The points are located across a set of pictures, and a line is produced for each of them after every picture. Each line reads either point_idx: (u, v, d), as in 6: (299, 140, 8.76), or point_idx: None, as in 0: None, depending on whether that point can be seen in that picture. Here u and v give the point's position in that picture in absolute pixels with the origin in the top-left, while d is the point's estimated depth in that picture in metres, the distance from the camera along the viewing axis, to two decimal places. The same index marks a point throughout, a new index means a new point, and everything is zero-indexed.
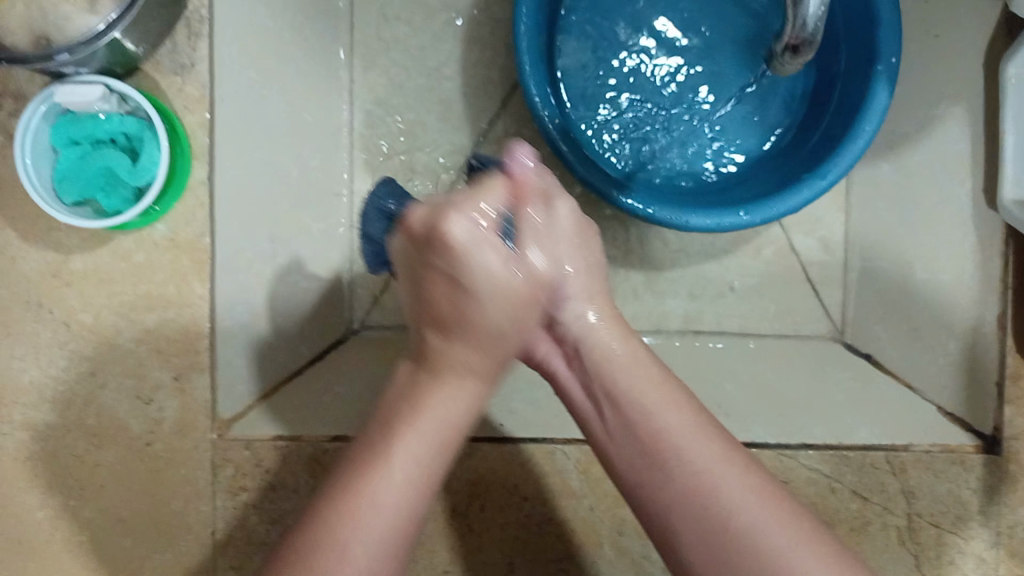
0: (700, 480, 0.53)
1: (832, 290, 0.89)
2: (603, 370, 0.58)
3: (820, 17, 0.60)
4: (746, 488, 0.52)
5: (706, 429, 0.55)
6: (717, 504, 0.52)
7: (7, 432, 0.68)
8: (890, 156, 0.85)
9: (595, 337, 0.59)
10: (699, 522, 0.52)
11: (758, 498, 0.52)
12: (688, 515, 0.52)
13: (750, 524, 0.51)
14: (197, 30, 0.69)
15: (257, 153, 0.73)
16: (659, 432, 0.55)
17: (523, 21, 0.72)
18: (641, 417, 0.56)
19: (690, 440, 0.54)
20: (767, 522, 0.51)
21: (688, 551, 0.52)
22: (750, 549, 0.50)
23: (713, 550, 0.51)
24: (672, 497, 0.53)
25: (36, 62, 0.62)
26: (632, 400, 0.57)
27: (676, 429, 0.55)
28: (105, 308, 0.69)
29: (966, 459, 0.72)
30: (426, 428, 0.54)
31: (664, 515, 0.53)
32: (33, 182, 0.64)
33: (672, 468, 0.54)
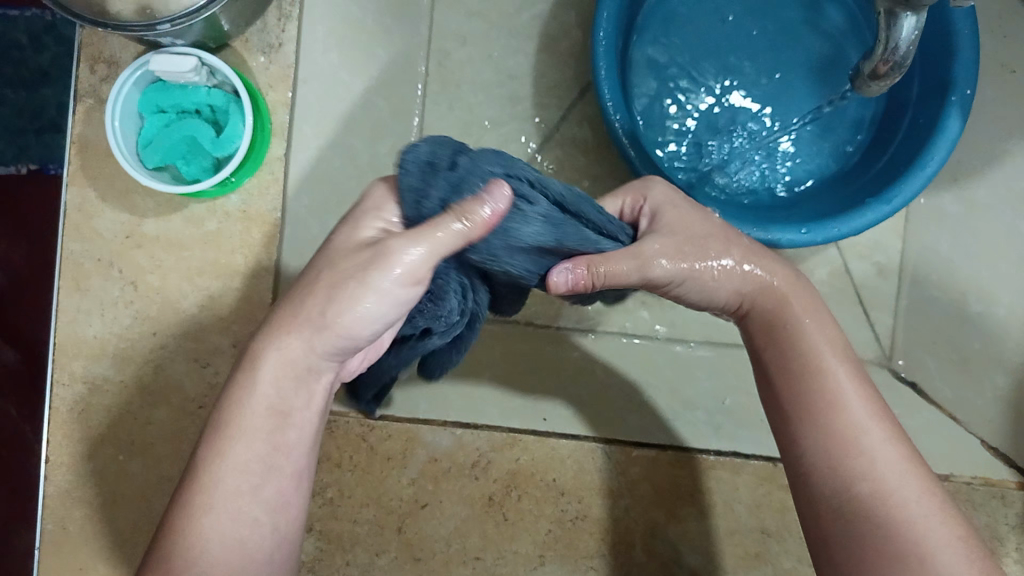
0: (840, 429, 0.48)
1: (883, 315, 0.83)
2: (768, 324, 0.53)
3: (913, 42, 0.60)
4: (887, 449, 0.47)
5: (863, 387, 0.50)
6: (849, 461, 0.47)
7: (70, 384, 0.71)
8: (954, 188, 0.83)
9: (764, 302, 0.54)
10: (830, 472, 0.48)
11: (902, 467, 0.47)
12: (819, 462, 0.48)
13: (881, 485, 0.46)
14: (287, 13, 0.76)
15: (327, 135, 0.76)
16: (809, 381, 0.50)
17: (603, 26, 0.73)
18: (782, 357, 0.52)
19: (841, 389, 0.49)
20: (899, 484, 0.46)
21: (816, 500, 0.48)
22: (877, 508, 0.46)
23: (837, 503, 0.47)
24: (809, 447, 0.49)
25: (136, 30, 0.64)
26: (792, 343, 0.52)
27: (822, 369, 0.50)
28: (173, 271, 0.72)
29: (1006, 494, 0.74)
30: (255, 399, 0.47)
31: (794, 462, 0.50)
32: (121, 145, 0.68)
33: (814, 408, 0.49)
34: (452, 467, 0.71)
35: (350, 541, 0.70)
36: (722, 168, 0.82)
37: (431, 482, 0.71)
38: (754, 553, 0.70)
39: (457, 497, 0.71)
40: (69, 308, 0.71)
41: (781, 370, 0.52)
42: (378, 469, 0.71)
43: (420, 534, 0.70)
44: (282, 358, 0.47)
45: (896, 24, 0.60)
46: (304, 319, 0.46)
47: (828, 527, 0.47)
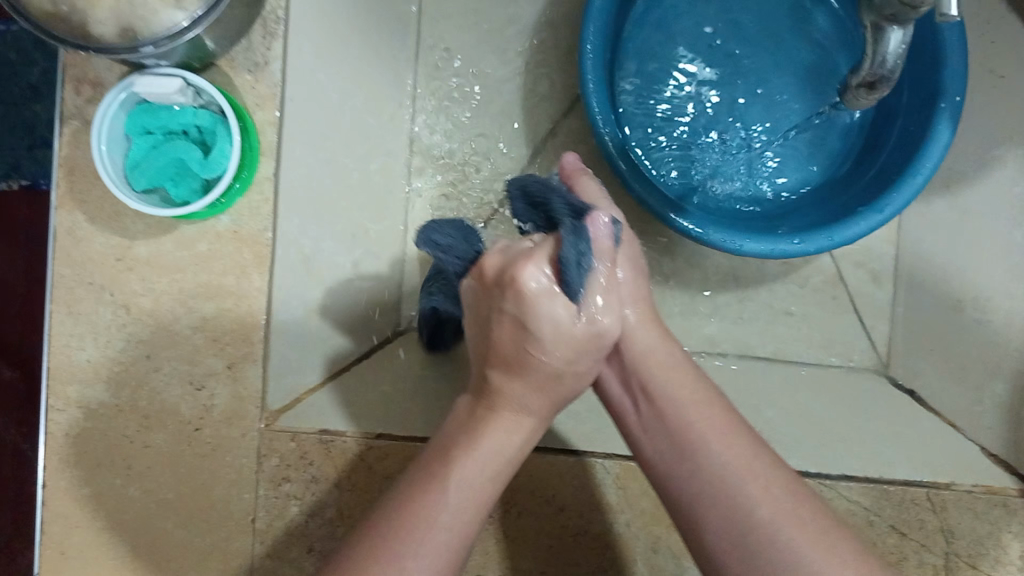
0: (721, 470, 0.56)
1: (878, 322, 0.90)
2: (643, 367, 0.63)
3: (900, 55, 0.60)
4: (766, 479, 0.55)
5: (738, 427, 0.58)
6: (739, 494, 0.54)
7: (63, 409, 0.70)
8: (947, 194, 0.85)
9: (635, 336, 0.64)
10: (726, 512, 0.54)
11: (785, 497, 0.54)
12: (717, 501, 0.55)
13: (772, 515, 0.53)
14: (272, 30, 0.73)
15: (320, 154, 0.76)
16: (700, 433, 0.58)
17: (591, 39, 0.73)
18: (677, 415, 0.60)
19: (721, 434, 0.58)
20: (788, 514, 0.53)
21: (710, 533, 0.55)
22: (769, 537, 0.52)
23: (732, 535, 0.53)
24: (699, 485, 0.56)
25: (119, 53, 0.64)
26: (667, 394, 0.61)
27: (703, 423, 0.59)
28: (165, 294, 0.71)
29: (1009, 502, 0.71)
30: (481, 455, 0.59)
31: (689, 501, 0.57)
32: (108, 168, 0.67)
33: (699, 458, 0.57)
34: None
35: None
36: (713, 178, 0.82)
37: None
38: None
39: None
40: (61, 334, 0.70)
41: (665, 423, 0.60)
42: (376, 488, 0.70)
43: None
44: (461, 484, 0.58)
45: (884, 38, 0.59)
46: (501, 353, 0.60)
47: (722, 557, 0.54)
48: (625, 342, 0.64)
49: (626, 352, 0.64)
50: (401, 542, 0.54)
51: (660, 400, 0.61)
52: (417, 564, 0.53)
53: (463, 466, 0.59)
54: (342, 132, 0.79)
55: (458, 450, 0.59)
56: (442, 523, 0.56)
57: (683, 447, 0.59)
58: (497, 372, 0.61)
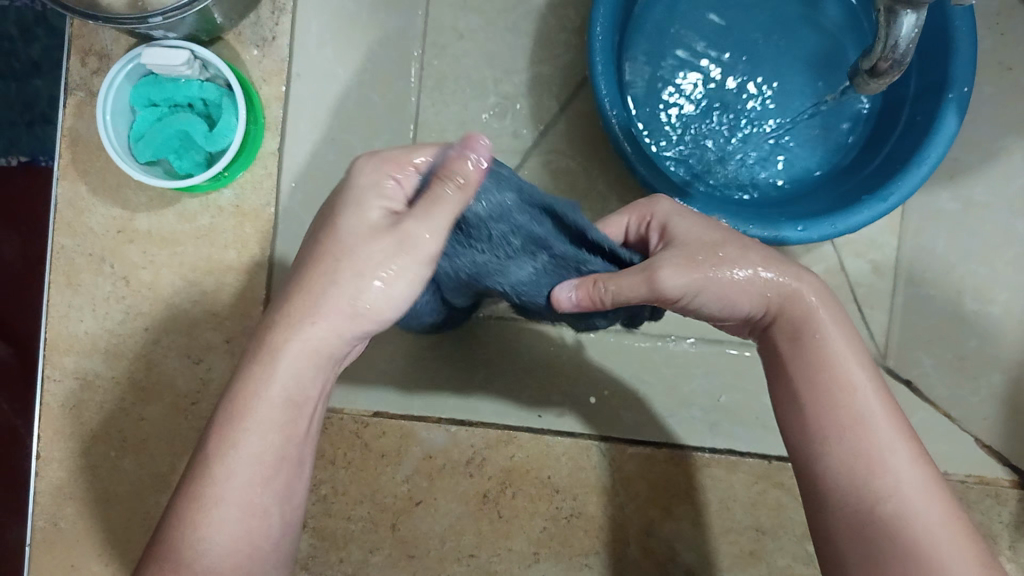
0: (874, 465, 0.46)
1: (877, 313, 0.83)
2: (792, 336, 0.51)
3: (912, 39, 0.60)
4: (920, 480, 0.46)
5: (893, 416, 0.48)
6: (886, 491, 0.46)
7: (59, 379, 0.70)
8: (950, 185, 0.83)
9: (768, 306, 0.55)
10: (854, 506, 0.47)
11: (939, 503, 0.46)
12: (842, 485, 0.47)
13: (902, 510, 0.46)
14: (281, 7, 0.75)
15: (323, 130, 0.76)
16: (833, 406, 0.48)
17: (600, 21, 0.72)
18: (811, 384, 0.49)
19: (877, 419, 0.48)
20: (930, 516, 0.45)
21: (846, 534, 0.47)
22: (907, 557, 0.44)
23: (874, 536, 0.45)
24: (842, 477, 0.47)
25: (128, 24, 0.63)
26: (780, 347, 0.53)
27: (848, 402, 0.48)
28: (166, 267, 0.71)
29: (1001, 492, 0.74)
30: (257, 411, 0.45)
31: (826, 494, 0.48)
32: (111, 138, 0.67)
33: (847, 442, 0.47)
34: (446, 465, 0.71)
35: (345, 540, 0.70)
36: (718, 165, 0.82)
37: (425, 479, 0.71)
38: (749, 551, 0.70)
39: (452, 495, 0.70)
40: (59, 304, 0.71)
41: (804, 397, 0.49)
42: (372, 466, 0.71)
43: (414, 531, 0.70)
44: (307, 348, 0.46)
45: (896, 22, 0.59)
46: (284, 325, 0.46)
47: (851, 561, 0.46)
48: (780, 314, 0.51)
49: (777, 329, 0.52)
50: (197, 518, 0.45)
51: (807, 366, 0.50)
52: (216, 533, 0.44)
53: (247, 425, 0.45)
54: None
55: (233, 404, 0.46)
56: (238, 480, 0.45)
57: (824, 425, 0.48)
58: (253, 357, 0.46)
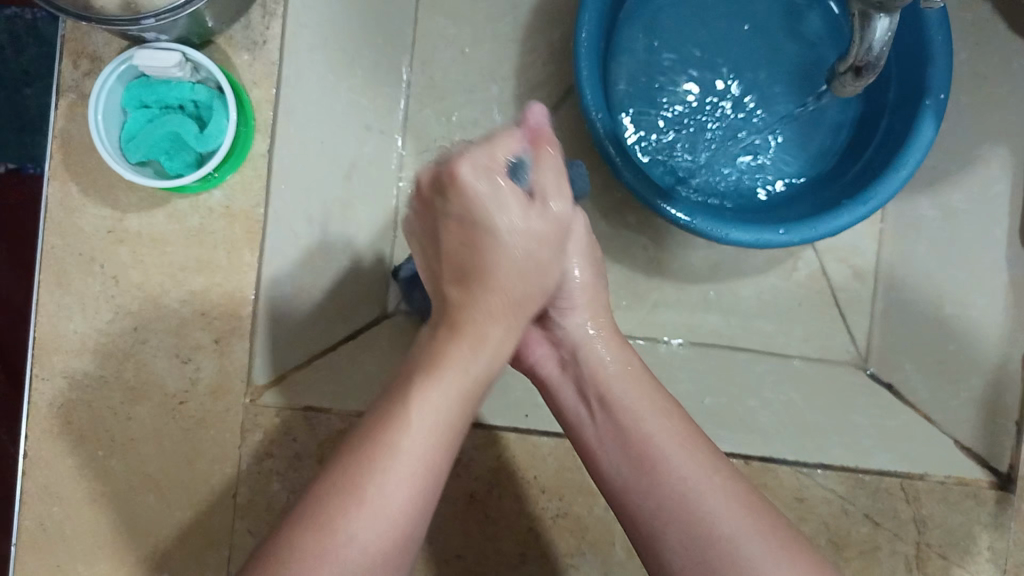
0: (682, 486, 0.56)
1: (860, 318, 0.91)
2: (607, 391, 0.63)
3: (886, 41, 0.63)
4: (732, 503, 0.56)
5: (692, 448, 0.59)
6: (694, 505, 0.56)
7: (48, 379, 0.70)
8: (931, 192, 0.88)
9: (592, 345, 0.66)
10: (686, 527, 0.55)
11: (744, 512, 0.55)
12: (665, 502, 0.57)
13: (735, 535, 0.54)
14: (271, 10, 0.73)
15: (314, 133, 0.77)
16: (650, 440, 0.59)
17: (585, 29, 0.74)
18: (631, 422, 0.61)
19: (682, 451, 0.58)
20: (750, 535, 0.54)
21: (667, 549, 0.56)
22: (732, 556, 0.53)
23: (688, 546, 0.55)
24: (660, 505, 0.57)
25: (120, 25, 0.64)
26: (623, 402, 0.62)
27: (661, 437, 0.59)
28: (155, 268, 0.72)
29: (980, 493, 0.73)
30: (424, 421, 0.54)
31: (647, 517, 0.57)
32: (103, 139, 0.68)
33: (664, 471, 0.58)
34: None
35: None
36: (702, 171, 0.84)
37: None
38: None
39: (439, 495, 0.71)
40: (48, 304, 0.71)
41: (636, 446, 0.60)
42: None
43: None
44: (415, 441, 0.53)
45: (869, 27, 0.62)
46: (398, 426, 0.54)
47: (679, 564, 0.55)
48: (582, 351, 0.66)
49: (583, 362, 0.66)
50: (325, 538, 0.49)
51: (625, 415, 0.62)
52: (378, 503, 0.51)
53: (419, 424, 0.54)
54: (336, 112, 0.80)
55: (397, 420, 0.54)
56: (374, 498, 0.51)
57: (643, 461, 0.59)
58: (453, 288, 0.60)
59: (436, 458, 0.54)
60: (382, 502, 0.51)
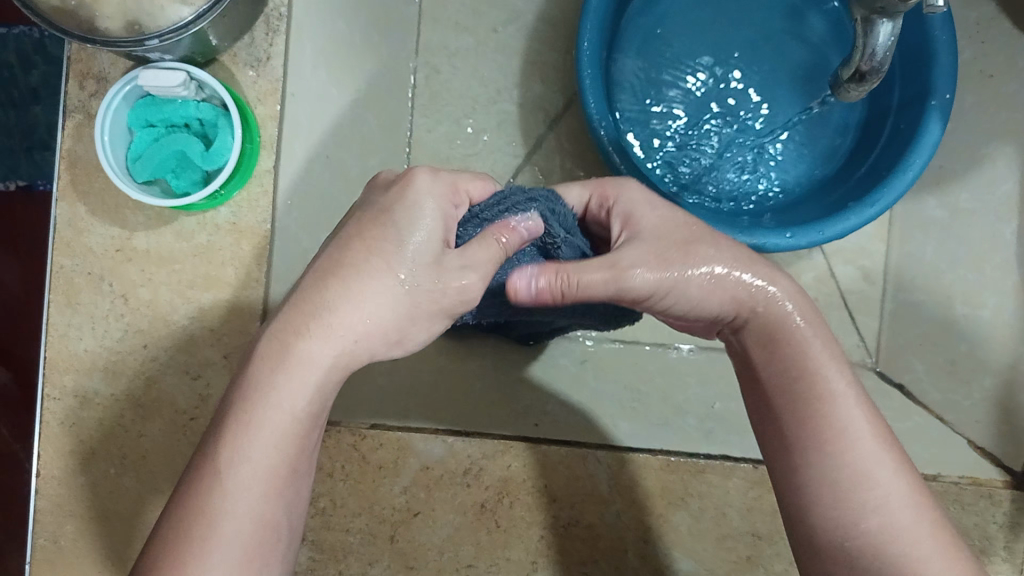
0: (842, 470, 0.49)
1: (869, 319, 0.87)
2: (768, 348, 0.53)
3: (889, 48, 0.63)
4: (891, 488, 0.48)
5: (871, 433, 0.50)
6: (849, 500, 0.48)
7: (60, 398, 0.71)
8: (936, 192, 0.86)
9: (754, 310, 0.53)
10: (837, 518, 0.48)
11: (905, 505, 0.48)
12: (816, 492, 0.49)
13: (883, 526, 0.48)
14: (275, 28, 0.76)
15: (319, 149, 0.77)
16: (809, 417, 0.50)
17: (588, 38, 0.74)
18: (787, 398, 0.51)
19: (859, 435, 0.49)
20: (901, 527, 0.48)
21: (814, 536, 0.49)
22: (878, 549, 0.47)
23: (833, 537, 0.48)
24: (807, 485, 0.50)
25: (125, 46, 0.65)
26: (784, 368, 0.52)
27: (823, 414, 0.50)
28: (164, 285, 0.72)
29: (996, 494, 0.74)
30: (266, 429, 0.46)
31: (797, 497, 0.50)
32: (110, 159, 0.68)
33: (824, 454, 0.49)
34: (445, 475, 0.71)
35: (344, 552, 0.70)
36: (707, 177, 0.84)
37: (424, 490, 0.71)
38: (746, 557, 0.71)
39: (449, 505, 0.71)
40: (59, 324, 0.71)
41: (795, 419, 0.50)
42: (370, 478, 0.71)
43: (413, 542, 0.70)
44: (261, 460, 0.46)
45: (873, 31, 0.62)
46: (247, 421, 0.46)
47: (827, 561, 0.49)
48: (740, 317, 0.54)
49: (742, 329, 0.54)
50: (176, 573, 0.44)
51: (784, 384, 0.51)
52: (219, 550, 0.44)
53: (244, 462, 0.46)
54: (340, 126, 0.79)
55: (239, 427, 0.46)
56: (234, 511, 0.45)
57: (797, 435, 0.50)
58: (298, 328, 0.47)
59: (273, 493, 0.46)
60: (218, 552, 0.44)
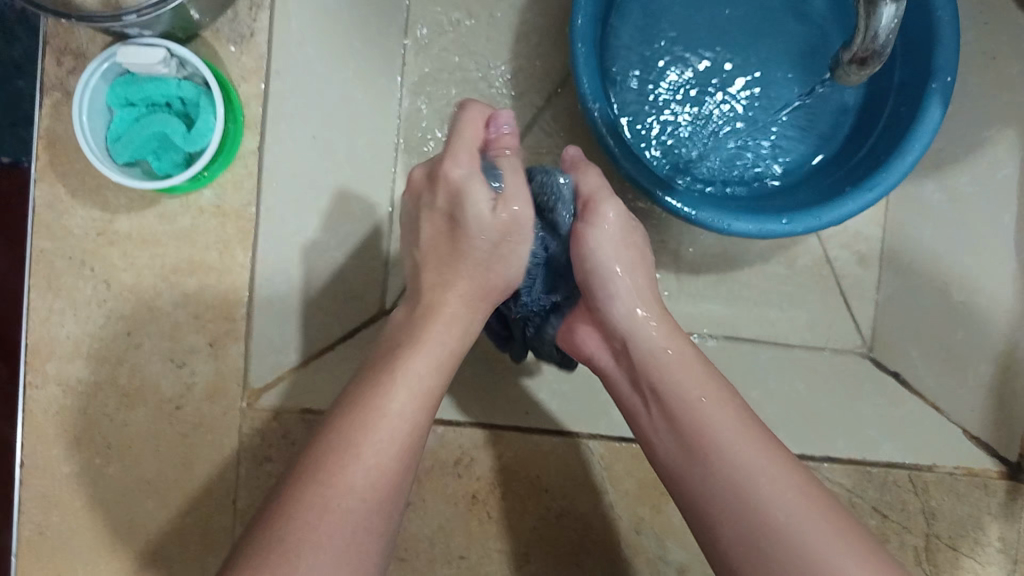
0: (737, 469, 0.53)
1: (864, 305, 0.87)
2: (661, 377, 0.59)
3: (891, 30, 0.61)
4: (789, 487, 0.52)
5: (750, 432, 0.55)
6: (754, 492, 0.52)
7: (42, 386, 0.69)
8: (935, 176, 0.85)
9: (638, 336, 0.62)
10: (741, 513, 0.51)
11: (803, 503, 0.51)
12: (721, 491, 0.53)
13: (788, 518, 0.50)
14: (258, 2, 0.73)
15: (306, 126, 0.75)
16: (705, 428, 0.55)
17: (582, 15, 0.72)
18: (693, 422, 0.56)
19: (734, 438, 0.54)
20: (803, 520, 0.50)
21: (724, 540, 0.52)
22: (783, 541, 0.50)
23: (750, 544, 0.50)
24: (712, 490, 0.53)
25: (100, 22, 0.62)
26: (677, 394, 0.58)
27: (721, 426, 0.55)
28: (147, 269, 0.70)
29: (988, 484, 0.76)
30: (411, 375, 0.56)
31: (701, 506, 0.54)
32: (88, 139, 0.66)
33: (722, 471, 0.53)
34: (435, 466, 0.70)
35: None
36: (702, 159, 0.82)
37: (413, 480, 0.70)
38: None
39: (440, 495, 0.70)
40: (39, 309, 0.69)
41: (693, 429, 0.56)
42: None
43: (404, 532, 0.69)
44: (426, 362, 0.57)
45: (876, 14, 0.60)
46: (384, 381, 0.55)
47: (741, 565, 0.51)
48: (632, 339, 0.61)
49: (634, 350, 0.61)
50: (302, 507, 0.49)
51: (679, 402, 0.57)
52: (343, 509, 0.49)
53: (384, 423, 0.53)
54: (327, 104, 0.76)
55: (386, 373, 0.56)
56: (356, 473, 0.51)
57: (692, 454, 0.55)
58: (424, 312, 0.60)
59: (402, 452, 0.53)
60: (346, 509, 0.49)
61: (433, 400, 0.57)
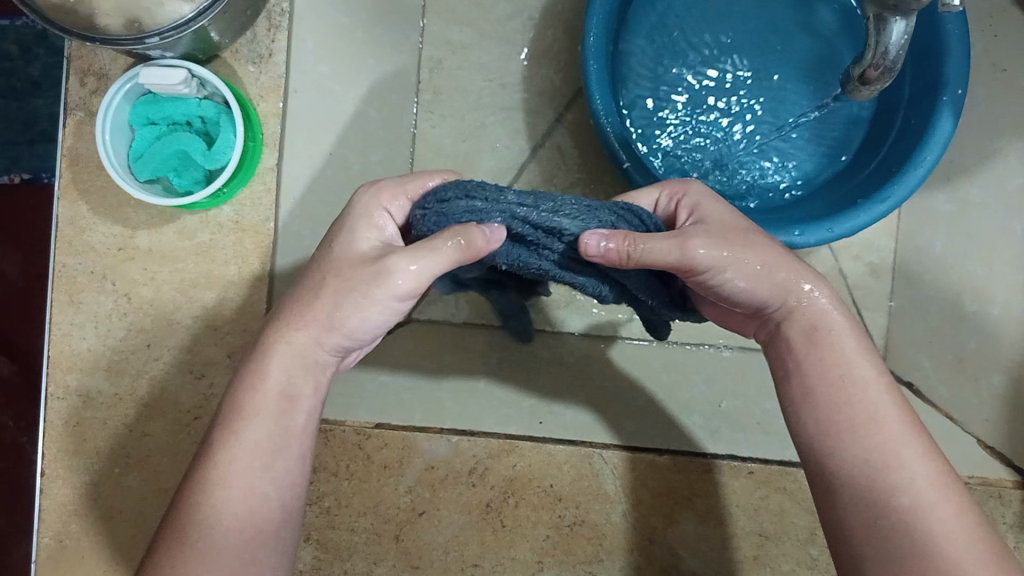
0: (871, 449, 0.48)
1: (877, 315, 0.84)
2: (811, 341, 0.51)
3: (902, 46, 0.62)
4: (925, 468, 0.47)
5: (899, 410, 0.49)
6: (882, 472, 0.47)
7: (63, 398, 0.71)
8: (946, 188, 0.84)
9: (795, 317, 0.52)
10: (864, 496, 0.47)
11: (937, 488, 0.46)
12: (853, 470, 0.48)
13: (914, 501, 0.46)
14: (276, 23, 0.78)
15: (322, 146, 0.77)
16: (846, 402, 0.49)
17: (594, 32, 0.73)
18: (827, 389, 0.50)
19: (887, 415, 0.48)
20: (933, 508, 0.45)
21: (844, 519, 0.48)
22: (909, 528, 0.45)
23: (864, 517, 0.47)
24: (841, 470, 0.48)
25: (125, 44, 0.64)
26: (810, 370, 0.51)
27: (866, 400, 0.49)
28: (166, 283, 0.72)
29: (1003, 493, 0.77)
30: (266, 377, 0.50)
31: (819, 486, 0.50)
32: (111, 157, 0.68)
33: (856, 444, 0.48)
34: (449, 475, 0.71)
35: (349, 552, 0.70)
36: (714, 172, 0.83)
37: (428, 490, 0.71)
38: (754, 556, 0.71)
39: (455, 505, 0.71)
40: (62, 323, 0.71)
41: (827, 406, 0.50)
42: (375, 478, 0.71)
43: (417, 542, 0.70)
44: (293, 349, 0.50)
45: (886, 29, 0.61)
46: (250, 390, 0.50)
47: (857, 543, 0.46)
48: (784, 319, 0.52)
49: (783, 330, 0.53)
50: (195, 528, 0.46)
51: (815, 378, 0.51)
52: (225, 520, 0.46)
53: (253, 430, 0.49)
54: (343, 122, 0.78)
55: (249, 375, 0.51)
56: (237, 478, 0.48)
57: (823, 422, 0.50)
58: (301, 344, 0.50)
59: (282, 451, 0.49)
60: (225, 518, 0.46)
61: (309, 387, 0.51)
